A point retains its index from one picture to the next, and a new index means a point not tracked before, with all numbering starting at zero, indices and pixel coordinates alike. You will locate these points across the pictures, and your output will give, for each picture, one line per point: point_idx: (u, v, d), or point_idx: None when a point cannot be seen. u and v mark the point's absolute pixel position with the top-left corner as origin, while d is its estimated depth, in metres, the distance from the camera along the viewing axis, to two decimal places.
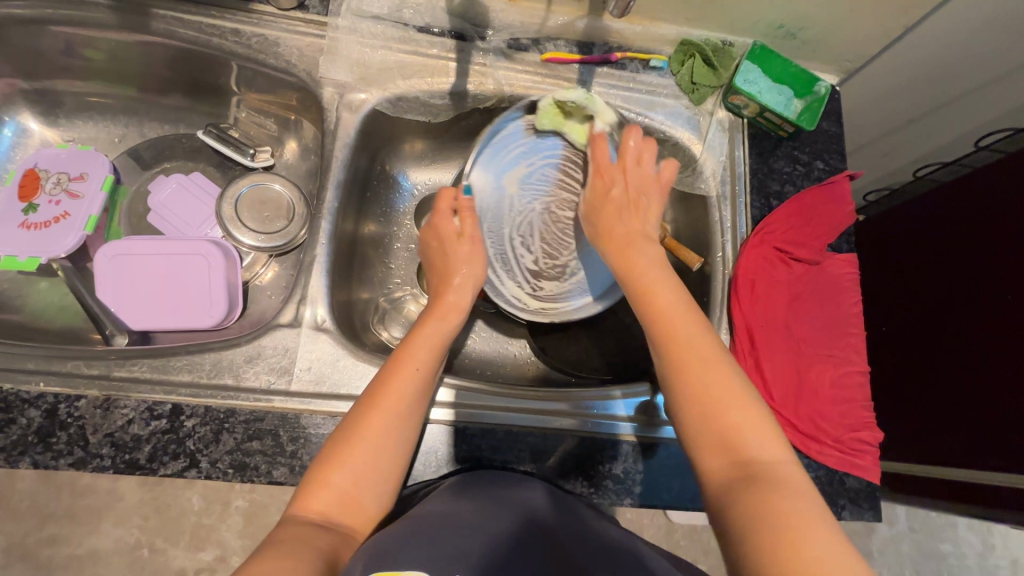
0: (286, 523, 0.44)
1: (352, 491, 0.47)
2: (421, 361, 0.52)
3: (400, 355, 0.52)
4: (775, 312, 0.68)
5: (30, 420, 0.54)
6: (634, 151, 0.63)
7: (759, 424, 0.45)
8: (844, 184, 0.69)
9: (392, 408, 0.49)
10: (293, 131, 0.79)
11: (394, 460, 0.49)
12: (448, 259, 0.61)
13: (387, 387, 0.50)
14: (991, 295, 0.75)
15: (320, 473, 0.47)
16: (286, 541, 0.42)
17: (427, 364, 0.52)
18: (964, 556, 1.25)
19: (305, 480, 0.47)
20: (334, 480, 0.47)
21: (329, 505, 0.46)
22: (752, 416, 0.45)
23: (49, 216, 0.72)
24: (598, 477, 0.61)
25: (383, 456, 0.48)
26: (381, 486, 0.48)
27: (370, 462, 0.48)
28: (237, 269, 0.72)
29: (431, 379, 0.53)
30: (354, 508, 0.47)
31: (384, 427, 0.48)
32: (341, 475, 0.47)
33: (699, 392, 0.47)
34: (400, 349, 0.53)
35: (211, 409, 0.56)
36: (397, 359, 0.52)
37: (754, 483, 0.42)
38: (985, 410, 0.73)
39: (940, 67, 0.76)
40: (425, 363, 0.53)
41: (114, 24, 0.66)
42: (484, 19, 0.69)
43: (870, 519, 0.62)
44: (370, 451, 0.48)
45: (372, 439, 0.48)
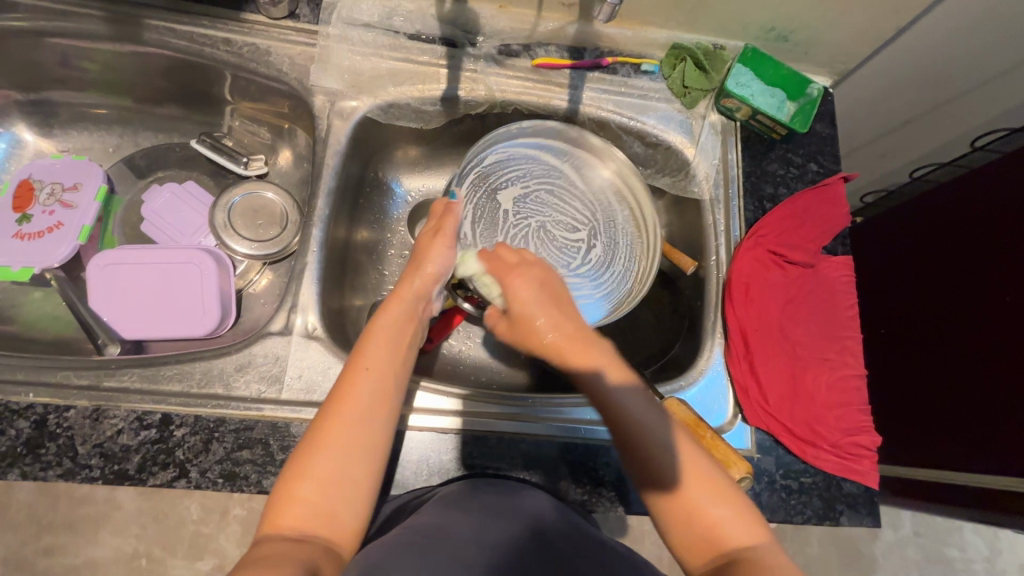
0: (260, 544, 0.42)
1: (326, 503, 0.44)
2: (372, 361, 0.50)
3: (354, 360, 0.50)
4: (771, 317, 0.67)
5: (19, 431, 0.54)
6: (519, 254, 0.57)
7: (734, 507, 0.46)
8: (838, 187, 0.69)
9: (351, 416, 0.47)
10: (287, 140, 0.79)
11: (365, 472, 0.46)
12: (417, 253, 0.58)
13: (341, 398, 0.48)
14: (990, 299, 0.74)
15: (286, 488, 0.44)
16: (268, 559, 0.40)
17: (380, 362, 0.50)
18: (970, 560, 1.23)
19: (274, 497, 0.45)
20: (303, 496, 0.44)
21: (306, 520, 0.43)
22: (723, 497, 0.46)
23: (43, 226, 0.72)
24: (592, 484, 0.60)
25: (350, 463, 0.46)
26: (355, 494, 0.45)
27: (338, 472, 0.45)
28: (231, 277, 0.72)
29: (393, 380, 0.50)
30: (332, 519, 0.44)
31: (345, 438, 0.46)
32: (308, 490, 0.44)
33: (668, 484, 0.46)
34: (354, 355, 0.51)
35: (201, 418, 0.56)
36: (350, 367, 0.50)
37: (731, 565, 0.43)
38: (987, 413, 0.72)
39: (933, 67, 0.75)
40: (384, 363, 0.50)
41: (107, 35, 0.67)
42: (475, 25, 0.70)
43: (869, 525, 0.61)
44: (334, 460, 0.45)
45: (335, 448, 0.45)
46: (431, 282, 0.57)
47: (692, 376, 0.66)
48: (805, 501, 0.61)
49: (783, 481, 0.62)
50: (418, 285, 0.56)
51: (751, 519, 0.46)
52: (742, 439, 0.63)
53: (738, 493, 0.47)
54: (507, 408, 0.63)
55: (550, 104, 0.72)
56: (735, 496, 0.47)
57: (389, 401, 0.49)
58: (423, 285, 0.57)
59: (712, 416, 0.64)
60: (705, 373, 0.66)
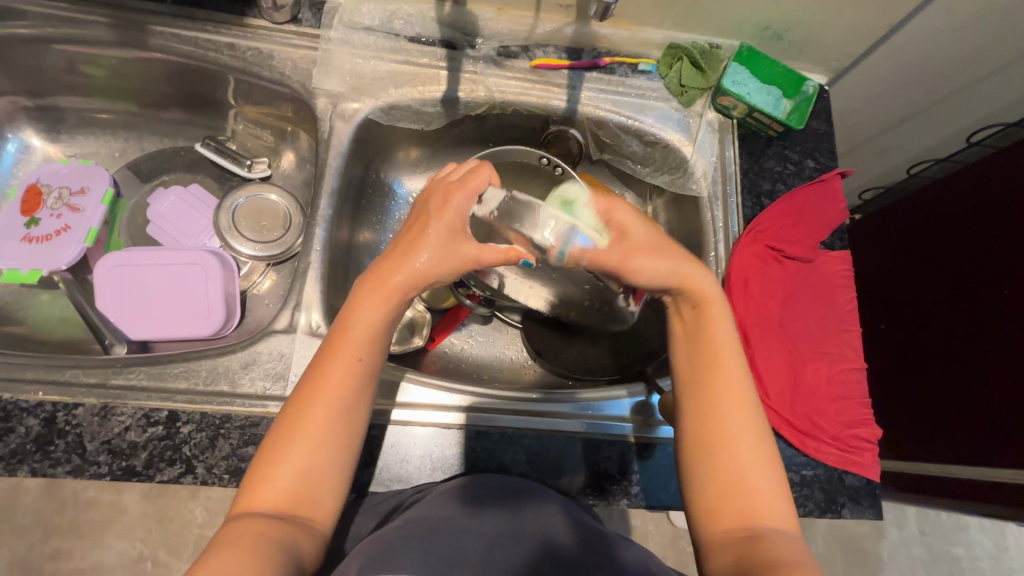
0: (231, 521, 0.43)
1: (301, 485, 0.44)
2: (360, 350, 0.48)
3: (337, 342, 0.48)
4: (770, 311, 0.68)
5: (29, 428, 0.55)
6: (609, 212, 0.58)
7: (767, 484, 0.46)
8: (835, 182, 0.70)
9: (334, 402, 0.47)
10: (289, 142, 0.80)
11: (338, 457, 0.47)
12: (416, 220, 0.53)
13: (320, 382, 0.47)
14: (985, 291, 0.75)
15: (264, 469, 0.45)
16: (239, 539, 0.41)
17: (368, 351, 0.49)
18: (977, 558, 1.23)
19: (251, 472, 0.45)
20: (278, 477, 0.44)
21: (281, 501, 0.44)
22: (760, 464, 0.46)
23: (51, 230, 0.73)
24: (594, 477, 0.61)
25: (328, 450, 0.46)
26: (328, 480, 0.46)
27: (316, 455, 0.45)
28: (235, 278, 0.73)
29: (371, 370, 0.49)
30: (307, 503, 0.45)
31: (324, 423, 0.46)
32: (285, 472, 0.45)
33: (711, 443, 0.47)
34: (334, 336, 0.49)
35: (208, 415, 0.57)
36: (334, 350, 0.48)
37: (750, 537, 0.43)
38: (988, 407, 0.72)
39: (928, 64, 0.76)
40: (369, 350, 0.49)
41: (113, 41, 0.68)
42: (475, 27, 0.71)
43: (871, 518, 0.62)
44: (312, 442, 0.45)
45: (316, 433, 0.46)
46: (432, 276, 0.51)
47: None
48: (807, 494, 0.61)
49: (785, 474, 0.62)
50: (413, 281, 0.50)
51: (781, 502, 0.46)
52: None
53: (775, 474, 0.47)
54: (510, 404, 0.64)
55: (549, 104, 0.72)
56: (772, 479, 0.46)
57: (363, 391, 0.48)
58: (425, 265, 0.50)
59: None
60: None
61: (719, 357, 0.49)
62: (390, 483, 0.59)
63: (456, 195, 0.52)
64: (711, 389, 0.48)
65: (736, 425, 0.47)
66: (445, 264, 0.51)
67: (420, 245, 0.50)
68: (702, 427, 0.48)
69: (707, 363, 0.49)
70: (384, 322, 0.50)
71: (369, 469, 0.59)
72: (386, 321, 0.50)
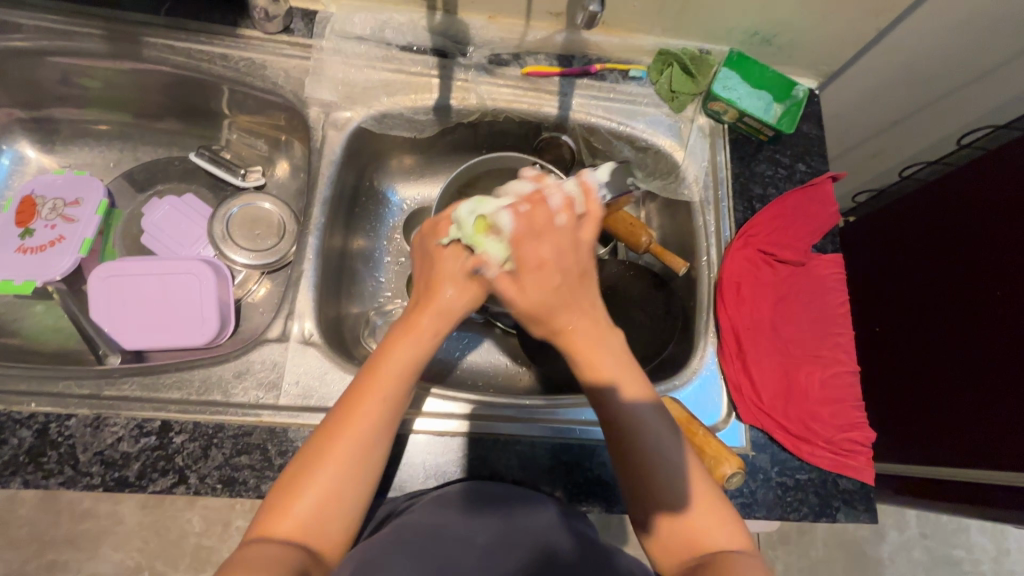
0: (246, 546, 0.43)
1: (319, 515, 0.45)
2: (386, 391, 0.48)
3: (364, 380, 0.48)
4: (763, 315, 0.68)
5: (21, 439, 0.55)
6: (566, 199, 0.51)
7: (720, 515, 0.48)
8: (826, 185, 0.70)
9: (357, 441, 0.47)
10: (283, 151, 0.81)
11: (359, 491, 0.47)
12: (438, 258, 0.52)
13: (345, 421, 0.47)
14: (975, 293, 0.75)
15: (281, 500, 0.45)
16: (252, 560, 0.41)
17: (394, 393, 0.48)
18: (978, 560, 1.22)
19: (267, 503, 0.46)
20: (296, 509, 0.45)
21: (296, 530, 0.44)
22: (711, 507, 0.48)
23: (45, 240, 0.73)
24: (589, 484, 0.61)
25: (347, 484, 0.46)
26: (344, 511, 0.46)
27: (338, 489, 0.46)
28: (230, 287, 0.73)
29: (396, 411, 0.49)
30: (323, 532, 0.45)
31: (345, 458, 0.46)
32: (302, 504, 0.45)
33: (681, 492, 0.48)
34: (363, 376, 0.49)
35: (201, 424, 0.56)
36: (362, 389, 0.48)
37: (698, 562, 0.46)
38: (981, 410, 0.72)
39: (918, 67, 0.77)
40: (395, 391, 0.48)
41: (107, 52, 0.68)
42: (465, 36, 0.72)
43: (866, 522, 0.61)
44: (334, 477, 0.46)
45: (336, 469, 0.46)
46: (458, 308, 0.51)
47: (685, 376, 0.66)
48: (801, 498, 0.61)
49: (779, 479, 0.62)
50: (440, 319, 0.50)
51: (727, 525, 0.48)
52: (737, 437, 0.64)
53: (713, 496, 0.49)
54: (503, 411, 0.64)
55: (541, 111, 0.73)
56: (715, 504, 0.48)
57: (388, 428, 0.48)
58: (453, 299, 0.50)
59: (703, 418, 0.64)
60: (698, 373, 0.67)
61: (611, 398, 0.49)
62: (384, 492, 0.59)
63: (449, 227, 0.52)
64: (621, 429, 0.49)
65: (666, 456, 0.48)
66: (468, 291, 0.51)
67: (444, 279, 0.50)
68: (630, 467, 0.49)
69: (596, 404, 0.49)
70: (418, 359, 0.49)
71: None
72: (414, 364, 0.50)
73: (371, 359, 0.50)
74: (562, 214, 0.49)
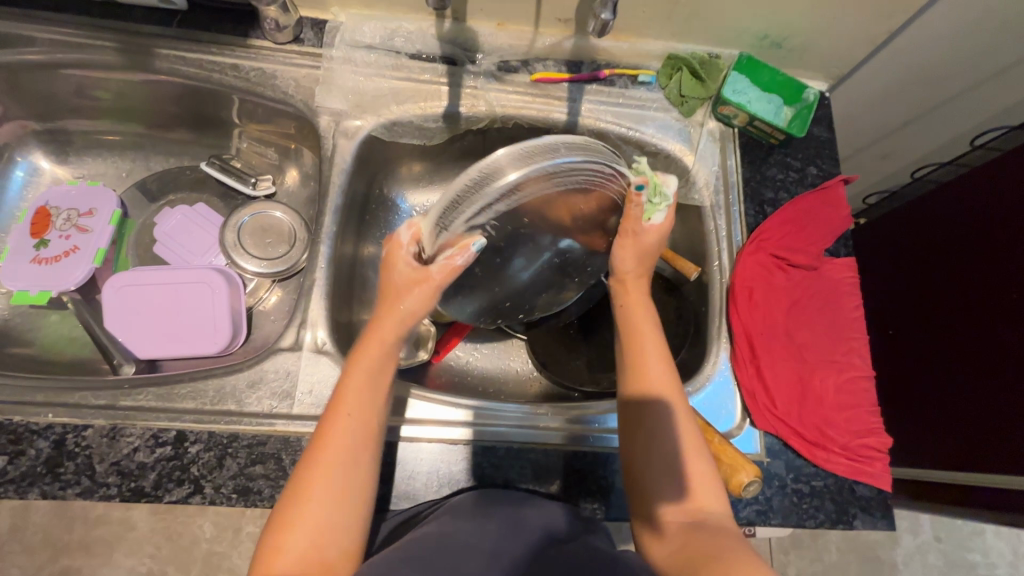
0: None
1: (311, 543, 0.44)
2: (353, 405, 0.48)
3: (332, 402, 0.49)
4: (776, 320, 0.67)
5: (39, 450, 0.55)
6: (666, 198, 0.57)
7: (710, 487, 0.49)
8: (839, 189, 0.69)
9: (335, 462, 0.46)
10: (293, 160, 0.81)
11: (348, 509, 0.46)
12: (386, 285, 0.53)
13: (321, 439, 0.47)
14: (985, 292, 0.75)
15: (274, 539, 0.44)
16: None
17: (361, 405, 0.49)
18: (994, 565, 1.21)
19: (263, 542, 0.44)
20: (291, 541, 0.43)
21: (299, 560, 0.43)
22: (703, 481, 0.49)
23: (60, 251, 0.74)
24: (602, 491, 0.60)
25: (333, 511, 0.45)
26: (339, 534, 0.45)
27: (324, 516, 0.45)
28: (242, 296, 0.73)
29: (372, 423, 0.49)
30: (321, 558, 0.44)
31: (328, 483, 0.46)
32: (297, 536, 0.44)
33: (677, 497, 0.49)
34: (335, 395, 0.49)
35: (215, 434, 0.57)
36: (331, 411, 0.49)
37: (702, 525, 0.47)
38: (995, 410, 0.71)
39: (930, 70, 0.76)
40: (366, 404, 0.49)
41: (121, 64, 0.69)
42: (475, 43, 0.72)
43: (883, 529, 0.61)
44: (323, 498, 0.45)
45: (320, 495, 0.45)
46: (407, 317, 0.52)
47: (699, 382, 0.66)
48: (817, 505, 0.61)
49: (794, 485, 0.61)
50: (397, 326, 0.51)
51: (714, 483, 0.50)
52: (752, 444, 0.63)
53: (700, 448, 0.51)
54: (518, 419, 0.64)
55: (550, 117, 0.72)
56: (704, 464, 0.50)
57: (369, 433, 0.49)
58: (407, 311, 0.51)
59: (718, 424, 0.64)
60: (711, 378, 0.66)
61: (639, 350, 0.55)
62: (396, 501, 0.59)
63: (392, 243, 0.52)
64: (637, 395, 0.53)
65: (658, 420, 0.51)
66: (408, 301, 0.51)
67: (387, 296, 0.52)
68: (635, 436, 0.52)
69: (631, 366, 0.55)
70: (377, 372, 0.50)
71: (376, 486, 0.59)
72: (376, 379, 0.50)
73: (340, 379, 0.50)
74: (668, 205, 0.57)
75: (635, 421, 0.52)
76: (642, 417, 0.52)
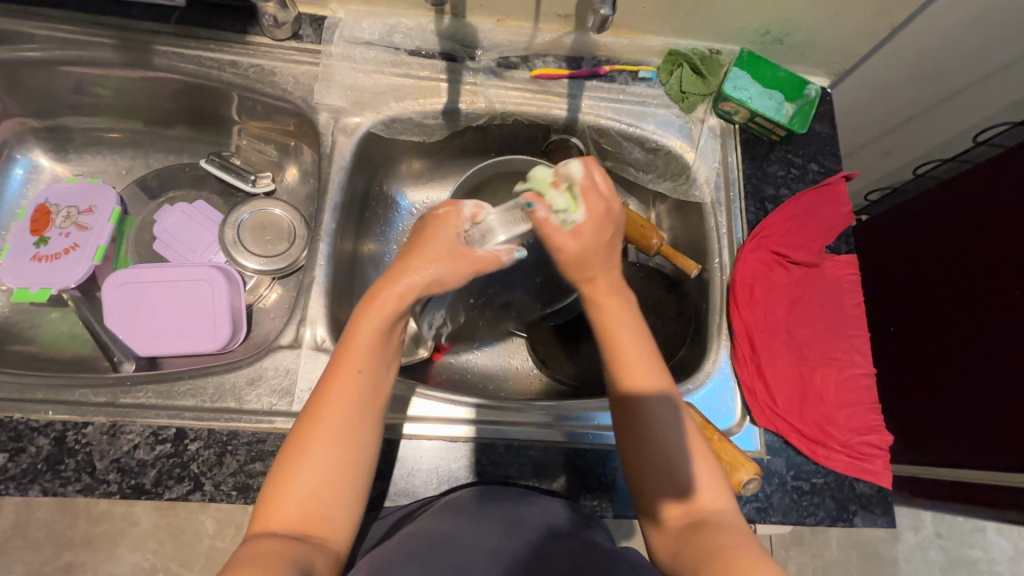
0: (250, 538, 0.42)
1: (315, 502, 0.44)
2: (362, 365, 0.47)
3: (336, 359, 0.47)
4: (776, 317, 0.67)
5: (39, 447, 0.55)
6: (592, 181, 0.51)
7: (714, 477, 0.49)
8: (840, 185, 0.69)
9: (341, 421, 0.46)
10: (293, 157, 0.81)
11: (353, 472, 0.46)
12: (421, 242, 0.50)
13: (323, 399, 0.46)
14: (987, 289, 0.75)
15: (276, 489, 0.44)
16: (259, 554, 0.40)
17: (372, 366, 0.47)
18: (995, 561, 1.21)
19: (266, 490, 0.44)
20: (291, 496, 0.44)
21: (297, 516, 0.43)
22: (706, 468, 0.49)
23: (60, 248, 0.74)
24: (602, 487, 0.60)
25: (336, 470, 0.45)
26: (342, 494, 0.45)
27: (330, 476, 0.45)
28: (241, 293, 0.73)
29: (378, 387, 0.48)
30: (324, 517, 0.44)
31: (333, 442, 0.45)
32: (296, 496, 0.44)
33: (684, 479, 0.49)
34: (340, 349, 0.47)
35: (215, 431, 0.57)
36: (340, 364, 0.47)
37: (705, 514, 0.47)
38: (997, 407, 0.71)
39: (933, 66, 0.75)
40: (375, 365, 0.47)
41: (119, 61, 0.69)
42: (474, 39, 0.72)
43: (883, 526, 0.61)
44: (327, 457, 0.45)
45: (324, 457, 0.45)
46: (435, 283, 0.48)
47: (699, 379, 0.66)
48: (817, 503, 0.61)
49: (794, 482, 0.61)
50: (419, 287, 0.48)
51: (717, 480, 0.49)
52: (752, 441, 0.63)
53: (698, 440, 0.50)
54: (518, 417, 0.64)
55: (550, 113, 0.72)
56: (706, 453, 0.50)
57: (376, 398, 0.47)
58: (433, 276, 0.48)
59: (717, 422, 0.64)
60: (711, 376, 0.66)
61: (620, 348, 0.51)
62: (395, 498, 0.59)
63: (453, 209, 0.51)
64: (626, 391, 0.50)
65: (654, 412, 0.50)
66: (444, 267, 0.48)
67: (427, 246, 0.49)
68: (626, 426, 0.51)
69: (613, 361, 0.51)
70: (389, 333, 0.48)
71: (376, 483, 0.58)
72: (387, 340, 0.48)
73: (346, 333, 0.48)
74: (602, 190, 0.51)
75: (625, 424, 0.51)
76: (629, 420, 0.50)
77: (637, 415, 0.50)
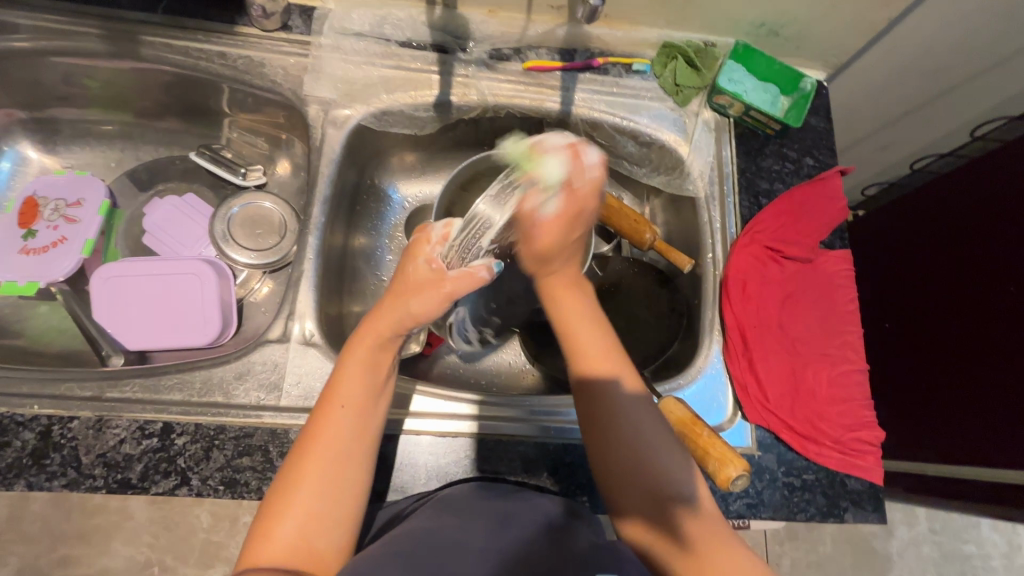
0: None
1: (306, 533, 0.43)
2: (347, 397, 0.48)
3: (327, 396, 0.49)
4: (770, 312, 0.67)
5: (24, 442, 0.55)
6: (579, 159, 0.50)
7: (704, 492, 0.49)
8: (835, 180, 0.67)
9: (329, 450, 0.46)
10: (284, 150, 0.80)
11: (343, 499, 0.45)
12: (402, 281, 0.54)
13: (313, 428, 0.47)
14: (983, 286, 0.74)
15: (266, 525, 0.43)
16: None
17: (355, 398, 0.49)
18: (988, 556, 1.21)
19: (255, 528, 0.43)
20: (282, 529, 0.43)
21: (288, 549, 0.42)
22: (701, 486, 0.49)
23: (47, 241, 0.73)
24: (591, 484, 0.60)
25: (328, 501, 0.44)
26: (335, 524, 0.44)
27: (319, 504, 0.44)
28: (231, 287, 0.73)
29: (367, 417, 0.49)
30: (317, 551, 0.43)
31: (322, 469, 0.45)
32: (286, 526, 0.43)
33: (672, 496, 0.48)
34: (330, 383, 0.50)
35: (202, 426, 0.56)
36: (327, 397, 0.49)
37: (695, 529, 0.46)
38: (992, 404, 0.71)
39: (931, 58, 0.75)
40: (359, 396, 0.49)
41: (105, 52, 0.68)
42: (466, 31, 0.71)
43: (875, 522, 0.60)
44: (315, 489, 0.44)
45: (313, 486, 0.45)
46: (408, 317, 0.51)
47: (691, 374, 0.65)
48: (808, 498, 0.60)
49: (785, 479, 0.61)
50: (396, 320, 0.52)
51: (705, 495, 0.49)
52: (743, 436, 0.63)
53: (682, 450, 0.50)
54: (509, 412, 0.64)
55: (543, 106, 0.71)
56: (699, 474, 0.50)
57: (366, 429, 0.48)
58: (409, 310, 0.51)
59: (709, 418, 0.64)
60: (703, 371, 0.66)
61: (580, 342, 0.52)
62: (385, 494, 0.58)
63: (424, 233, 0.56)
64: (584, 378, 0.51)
65: (624, 408, 0.50)
66: (414, 296, 0.52)
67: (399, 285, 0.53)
68: (597, 424, 0.50)
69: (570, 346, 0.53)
70: (372, 373, 0.50)
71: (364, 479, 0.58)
72: (374, 378, 0.50)
73: (336, 369, 0.51)
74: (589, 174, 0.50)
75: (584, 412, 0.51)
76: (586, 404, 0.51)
77: (609, 406, 0.50)
